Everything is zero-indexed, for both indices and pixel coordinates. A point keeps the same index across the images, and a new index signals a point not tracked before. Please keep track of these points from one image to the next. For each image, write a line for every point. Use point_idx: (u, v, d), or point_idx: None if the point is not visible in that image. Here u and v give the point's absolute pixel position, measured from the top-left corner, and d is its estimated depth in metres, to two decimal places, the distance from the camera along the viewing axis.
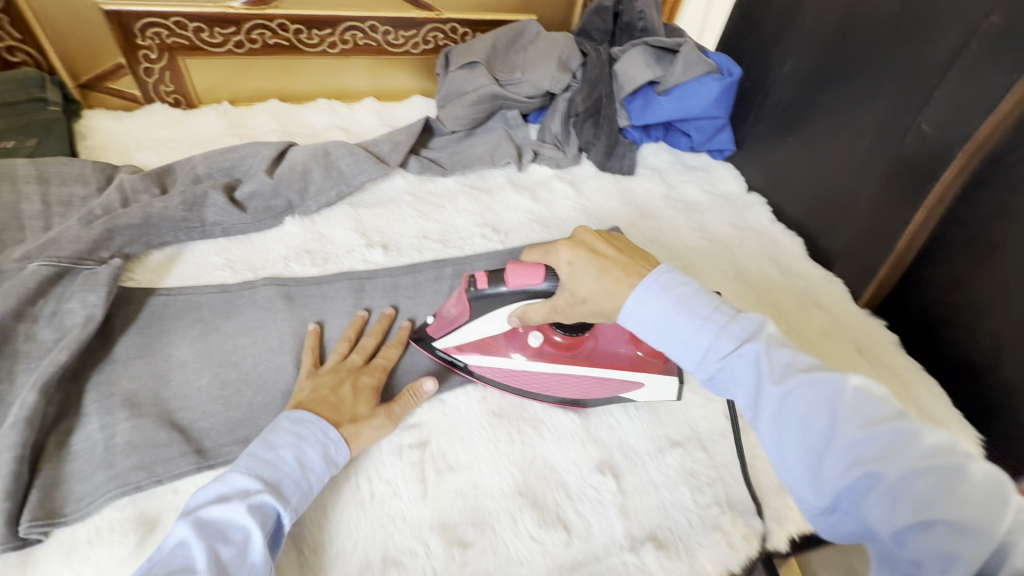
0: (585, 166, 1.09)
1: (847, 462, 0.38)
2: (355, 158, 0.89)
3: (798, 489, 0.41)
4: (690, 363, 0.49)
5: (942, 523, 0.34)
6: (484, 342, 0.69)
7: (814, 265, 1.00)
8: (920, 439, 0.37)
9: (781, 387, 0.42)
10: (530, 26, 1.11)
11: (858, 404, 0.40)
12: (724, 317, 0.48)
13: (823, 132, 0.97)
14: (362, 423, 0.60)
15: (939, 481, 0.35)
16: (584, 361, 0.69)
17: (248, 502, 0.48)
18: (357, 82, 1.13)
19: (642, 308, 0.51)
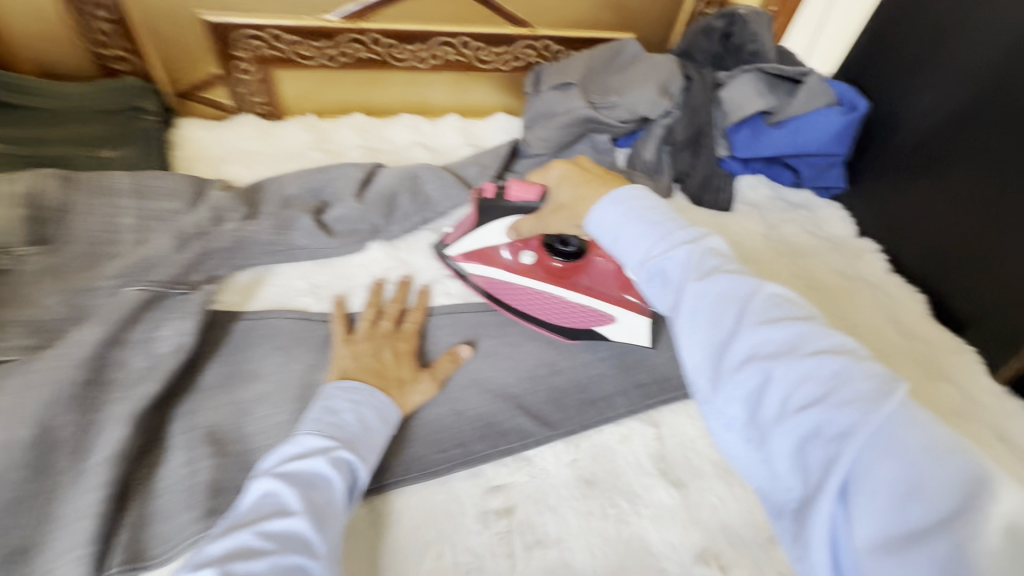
0: (678, 198, 1.01)
1: (747, 358, 0.42)
2: (443, 183, 0.85)
3: (699, 385, 0.45)
4: (634, 262, 0.53)
5: (825, 417, 0.37)
6: (486, 252, 0.75)
7: (940, 328, 0.88)
8: (817, 340, 0.41)
9: (700, 283, 0.47)
10: (629, 46, 1.04)
11: (768, 306, 0.44)
12: (670, 225, 0.53)
13: (963, 180, 0.87)
14: (407, 389, 0.63)
15: (827, 375, 0.39)
16: (569, 287, 0.73)
17: (329, 457, 0.50)
18: (440, 98, 1.10)
19: (603, 213, 0.56)
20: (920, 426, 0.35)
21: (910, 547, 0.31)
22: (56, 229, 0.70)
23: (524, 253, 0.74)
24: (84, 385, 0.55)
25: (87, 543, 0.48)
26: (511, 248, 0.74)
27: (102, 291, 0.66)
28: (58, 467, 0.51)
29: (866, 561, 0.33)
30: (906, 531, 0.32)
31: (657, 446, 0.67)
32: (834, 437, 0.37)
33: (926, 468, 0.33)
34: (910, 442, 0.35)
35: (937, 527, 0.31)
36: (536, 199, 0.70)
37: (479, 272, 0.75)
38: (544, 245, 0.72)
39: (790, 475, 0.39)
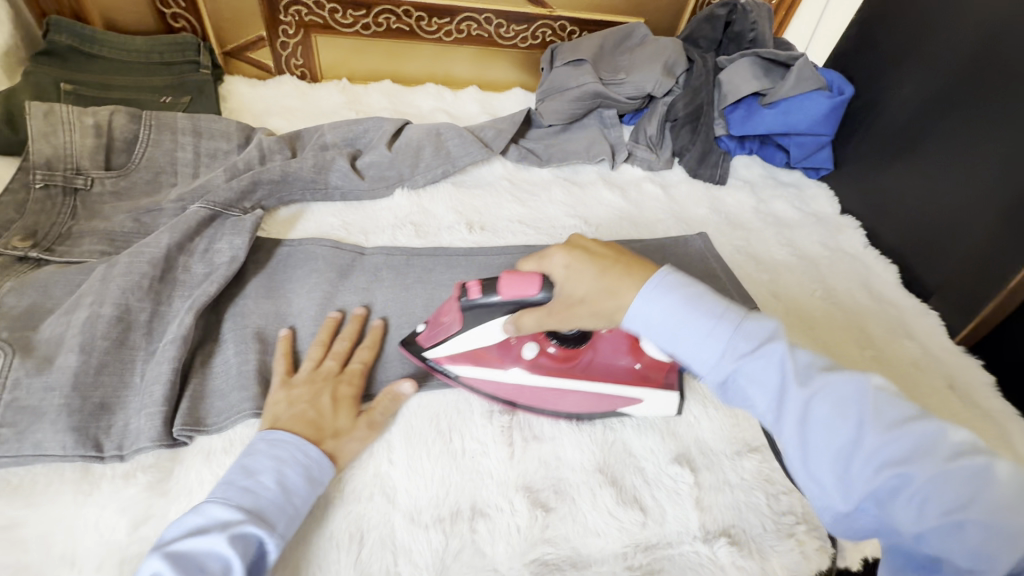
0: (676, 171, 1.10)
1: (879, 465, 0.40)
2: (464, 141, 0.94)
3: (823, 495, 0.43)
4: (707, 363, 0.48)
5: (975, 525, 0.36)
6: (476, 353, 0.66)
7: (908, 295, 0.97)
8: (946, 439, 0.39)
9: (806, 389, 0.44)
10: (638, 29, 1.13)
11: (881, 404, 0.42)
12: (736, 315, 0.48)
13: (936, 162, 0.95)
14: (342, 438, 0.58)
15: (967, 480, 0.37)
16: (580, 374, 0.67)
17: (230, 532, 0.46)
18: (462, 71, 1.19)
19: (649, 308, 0.50)
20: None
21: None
22: (125, 157, 0.79)
23: (524, 349, 0.66)
24: (155, 280, 0.65)
25: (158, 402, 0.57)
26: (509, 344, 0.66)
27: (165, 211, 0.75)
28: (134, 343, 0.61)
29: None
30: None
31: None
32: (987, 543, 0.35)
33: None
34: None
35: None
36: (537, 291, 0.57)
37: (475, 377, 0.66)
38: (543, 335, 0.65)
39: (938, 574, 0.38)
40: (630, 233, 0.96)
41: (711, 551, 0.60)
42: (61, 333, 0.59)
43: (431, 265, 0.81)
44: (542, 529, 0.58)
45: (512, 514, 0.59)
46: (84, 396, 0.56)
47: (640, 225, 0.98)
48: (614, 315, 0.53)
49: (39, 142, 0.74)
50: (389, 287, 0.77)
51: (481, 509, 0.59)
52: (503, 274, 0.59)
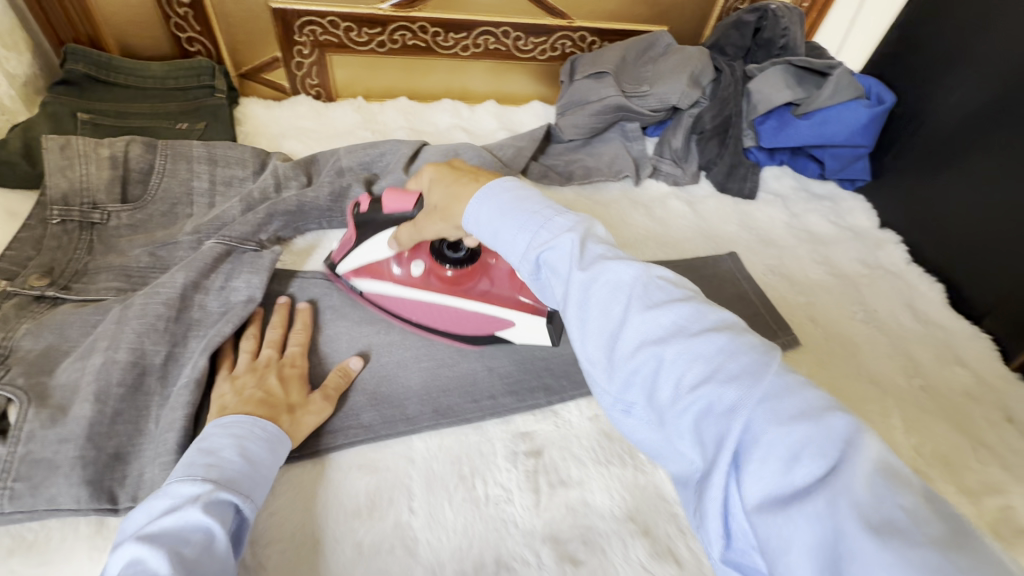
0: (703, 185, 1.05)
1: (639, 342, 0.38)
2: (483, 161, 0.91)
3: (597, 377, 0.41)
4: (514, 257, 0.47)
5: (717, 395, 0.34)
6: (373, 267, 0.73)
7: (957, 316, 0.91)
8: (702, 318, 0.38)
9: (584, 271, 0.42)
10: (662, 38, 1.08)
11: (654, 288, 0.40)
12: (547, 213, 0.47)
13: (990, 174, 0.88)
14: (300, 412, 0.60)
15: (715, 354, 0.36)
16: (464, 295, 0.71)
17: (205, 500, 0.44)
18: (479, 85, 1.16)
19: (481, 207, 0.50)
20: (803, 390, 0.33)
21: (808, 517, 0.28)
22: (141, 189, 0.78)
23: (414, 265, 0.71)
24: (170, 321, 0.63)
25: (173, 451, 0.56)
26: (399, 262, 0.72)
27: (180, 244, 0.74)
28: (149, 389, 0.59)
29: (773, 542, 0.29)
30: (778, 486, 0.30)
31: None
32: (724, 413, 0.34)
33: (812, 433, 0.31)
34: (792, 408, 0.32)
35: (810, 490, 0.29)
36: (412, 208, 0.62)
37: (370, 288, 0.74)
38: (430, 253, 0.70)
39: (691, 453, 0.36)
40: (657, 254, 0.92)
41: None
42: (76, 379, 0.58)
43: None
44: None
45: (539, 568, 0.56)
46: (99, 446, 0.55)
47: (667, 245, 0.94)
48: (459, 219, 0.53)
49: (56, 176, 0.73)
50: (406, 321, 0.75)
51: (506, 563, 0.56)
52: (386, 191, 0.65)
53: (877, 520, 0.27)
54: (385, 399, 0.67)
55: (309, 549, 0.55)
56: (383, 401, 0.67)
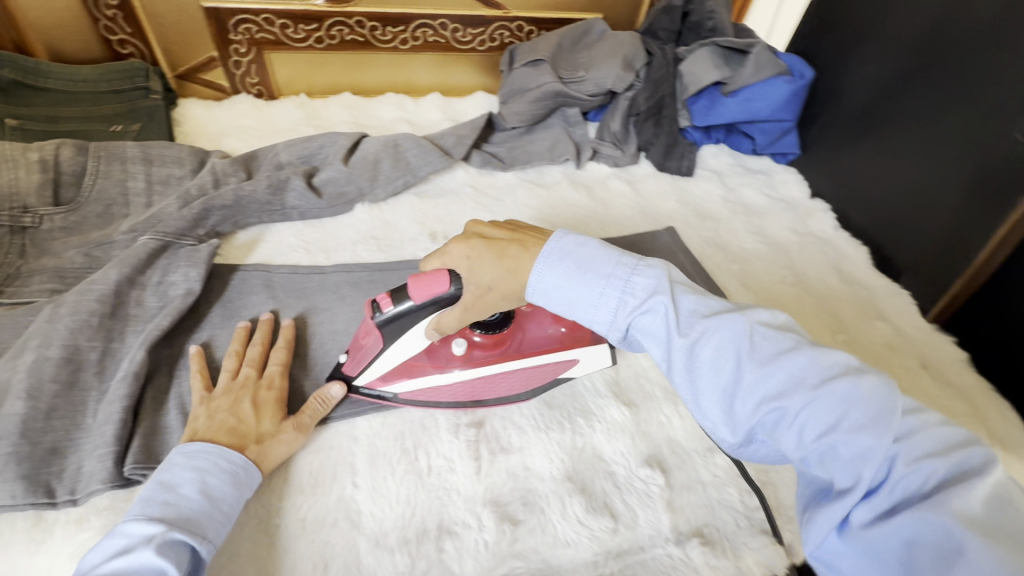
0: (643, 165, 1.09)
1: (759, 400, 0.44)
2: (423, 150, 0.94)
3: (717, 430, 0.47)
4: (607, 322, 0.53)
5: (845, 443, 0.40)
6: (408, 365, 0.66)
7: (879, 276, 0.97)
8: (816, 367, 0.43)
9: (687, 338, 0.48)
10: (596, 25, 1.11)
11: (762, 342, 0.46)
12: (628, 272, 0.53)
13: (902, 140, 0.94)
14: (269, 441, 0.57)
15: (836, 402, 0.41)
16: (516, 353, 0.70)
17: (157, 543, 0.44)
18: (423, 78, 1.18)
19: (544, 280, 0.54)
20: (924, 434, 0.39)
21: (938, 544, 0.34)
22: (74, 191, 0.78)
23: (454, 345, 0.68)
24: (105, 317, 0.64)
25: (110, 443, 0.56)
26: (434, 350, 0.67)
27: (116, 243, 0.74)
28: (86, 384, 0.60)
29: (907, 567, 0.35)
30: (910, 514, 0.36)
31: (613, 375, 0.75)
32: (851, 458, 0.39)
33: (942, 467, 0.37)
34: (918, 449, 0.38)
35: (931, 516, 0.35)
36: (447, 288, 0.56)
37: (412, 389, 0.67)
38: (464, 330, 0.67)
39: (820, 485, 0.42)
40: (597, 232, 0.95)
41: (683, 553, 0.60)
42: (8, 378, 0.58)
43: (395, 280, 0.81)
44: (510, 543, 0.57)
45: (480, 530, 0.58)
46: (34, 442, 0.55)
47: (607, 223, 0.97)
48: (522, 291, 0.56)
49: None
50: (349, 308, 0.76)
51: (448, 527, 0.58)
52: (411, 279, 0.58)
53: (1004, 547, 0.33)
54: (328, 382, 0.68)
55: (253, 528, 0.56)
56: (327, 384, 0.68)
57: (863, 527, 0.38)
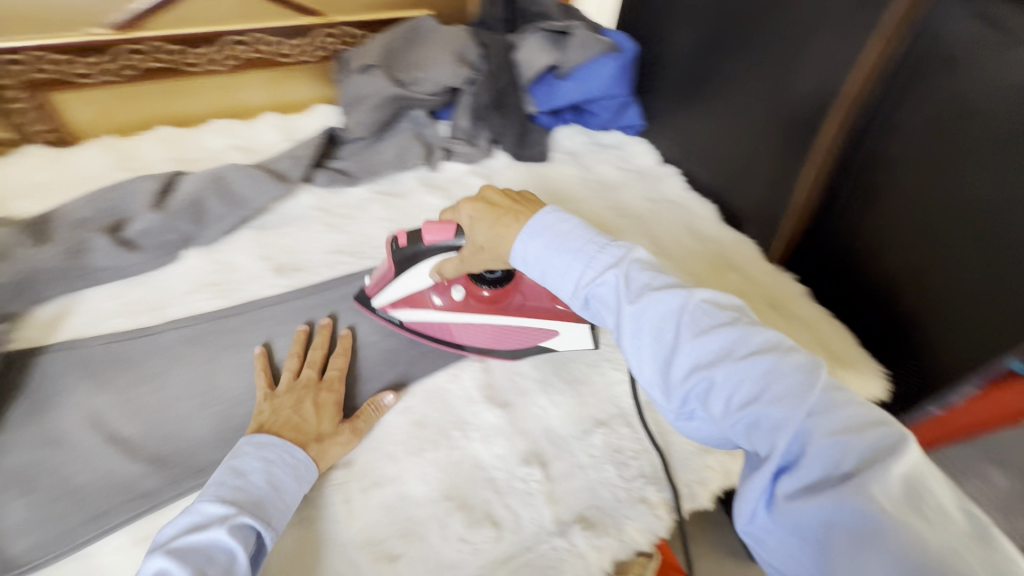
0: (500, 157, 1.09)
1: (690, 368, 0.44)
2: (253, 179, 0.87)
3: (655, 398, 0.47)
4: (565, 291, 0.53)
5: (766, 414, 0.40)
6: (413, 297, 0.74)
7: (726, 228, 1.03)
8: (748, 341, 0.43)
9: (634, 305, 0.47)
10: (424, 22, 1.08)
11: (700, 313, 0.46)
12: (594, 246, 0.52)
13: (720, 99, 0.99)
14: (327, 441, 0.61)
15: (760, 375, 0.41)
16: (509, 313, 0.73)
17: (228, 524, 0.47)
18: (254, 98, 1.08)
19: (527, 246, 0.54)
20: (845, 411, 0.39)
21: (849, 528, 0.34)
22: None
23: (453, 291, 0.72)
24: None
25: None
26: (437, 290, 0.73)
27: None
28: None
29: (820, 544, 0.36)
30: (828, 495, 0.36)
31: (486, 378, 0.75)
32: (772, 430, 0.40)
33: (854, 447, 0.37)
34: (831, 426, 0.38)
35: (848, 499, 0.35)
36: (453, 237, 0.64)
37: (414, 317, 0.75)
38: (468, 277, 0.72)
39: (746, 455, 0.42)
40: None
41: (568, 542, 0.60)
42: None
43: (240, 325, 0.75)
44: None
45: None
46: None
47: None
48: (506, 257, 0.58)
49: None
50: (186, 371, 0.69)
51: None
52: (425, 223, 0.65)
53: (917, 534, 0.33)
54: (166, 457, 0.61)
55: None
56: (166, 459, 0.61)
57: (782, 501, 0.38)
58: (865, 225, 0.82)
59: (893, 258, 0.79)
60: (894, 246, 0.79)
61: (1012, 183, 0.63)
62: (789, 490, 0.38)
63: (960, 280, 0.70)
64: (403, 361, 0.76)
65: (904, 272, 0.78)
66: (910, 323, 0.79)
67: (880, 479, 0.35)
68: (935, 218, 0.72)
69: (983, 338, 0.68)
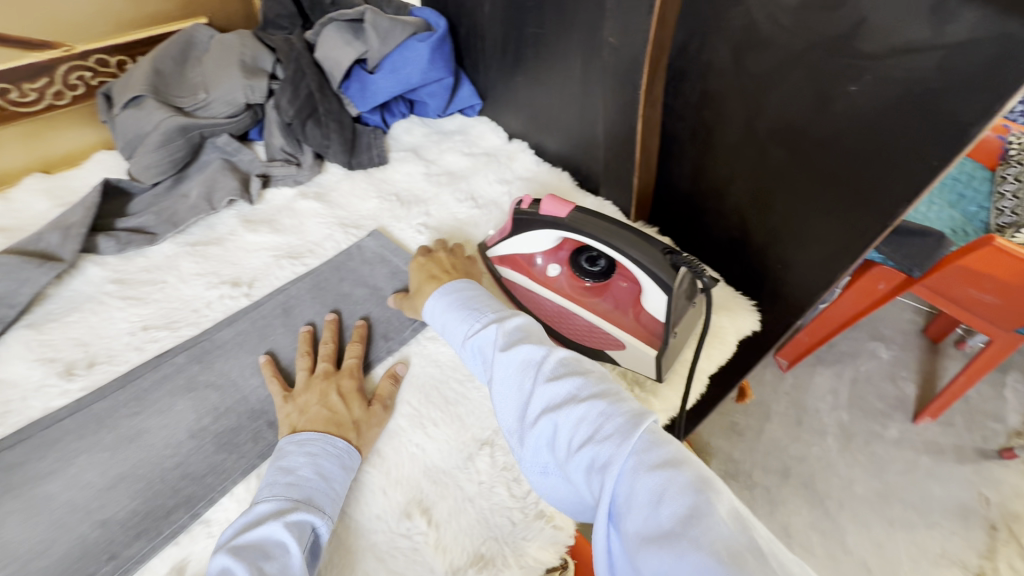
0: (333, 170, 0.97)
1: (542, 414, 0.50)
2: (6, 270, 0.71)
3: (519, 450, 0.52)
4: (455, 341, 0.62)
5: (596, 452, 0.45)
6: (516, 259, 0.78)
7: (585, 195, 0.99)
8: (586, 390, 0.50)
9: (504, 351, 0.56)
10: (199, 33, 0.96)
11: (555, 364, 0.53)
12: (484, 310, 0.63)
13: (540, 65, 0.93)
14: (363, 427, 0.64)
15: (595, 422, 0.47)
16: (593, 310, 0.73)
17: (284, 519, 0.52)
18: (7, 160, 0.90)
19: (433, 303, 0.67)
20: (665, 451, 0.44)
21: (671, 553, 0.37)
22: None
23: (551, 265, 0.76)
24: None
25: None
26: (542, 257, 0.77)
27: None
28: None
29: (642, 572, 0.38)
30: (655, 537, 0.38)
31: None
32: (603, 470, 0.44)
33: (671, 486, 0.40)
34: (652, 465, 0.42)
35: (681, 544, 0.37)
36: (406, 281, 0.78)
37: (512, 279, 0.78)
38: (571, 262, 0.76)
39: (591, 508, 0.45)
40: (293, 270, 0.82)
41: None
42: None
43: (24, 457, 0.61)
44: None
45: None
46: None
47: (301, 254, 0.84)
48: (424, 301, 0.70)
49: None
50: None
51: None
52: (548, 198, 0.71)
53: (751, 575, 0.34)
54: None
55: None
56: None
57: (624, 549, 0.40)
58: (701, 167, 0.82)
59: (739, 195, 0.79)
60: (737, 181, 0.77)
61: (814, 102, 0.63)
62: (627, 535, 0.40)
63: (796, 200, 0.71)
64: (247, 440, 0.64)
65: (750, 208, 0.78)
66: (764, 253, 0.81)
67: (713, 519, 0.37)
68: (760, 151, 0.72)
69: (834, 250, 0.71)
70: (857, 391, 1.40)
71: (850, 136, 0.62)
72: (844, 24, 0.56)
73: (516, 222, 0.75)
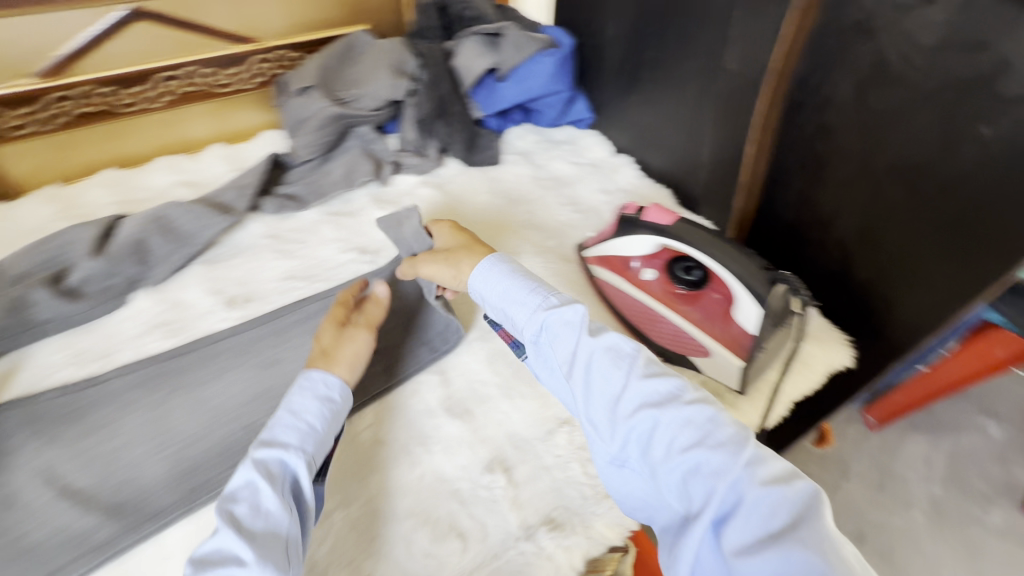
0: (452, 165, 1.08)
1: (637, 408, 0.53)
2: (194, 215, 0.88)
3: (604, 441, 0.55)
4: (525, 320, 0.64)
5: (703, 458, 0.49)
6: (612, 261, 0.83)
7: (683, 211, 1.01)
8: (686, 395, 0.53)
9: (597, 338, 0.58)
10: (359, 37, 1.11)
11: (650, 365, 0.56)
12: (547, 288, 0.65)
13: (655, 86, 0.99)
14: (331, 349, 0.68)
15: (697, 427, 0.50)
16: (683, 316, 0.76)
17: (250, 461, 0.57)
18: (198, 130, 1.10)
19: (474, 279, 0.70)
20: (774, 464, 0.47)
21: (779, 555, 0.42)
22: None
23: (647, 270, 0.81)
24: None
25: None
26: (638, 261, 0.82)
27: None
28: None
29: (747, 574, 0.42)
30: (763, 543, 0.43)
31: (445, 389, 0.75)
32: (711, 474, 0.48)
33: (783, 498, 0.45)
34: (762, 476, 0.46)
35: (790, 550, 0.42)
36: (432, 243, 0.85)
37: (605, 279, 0.83)
38: (667, 268, 0.80)
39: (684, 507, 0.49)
40: None
41: (536, 545, 0.61)
42: None
43: (192, 364, 0.74)
44: None
45: None
46: None
47: None
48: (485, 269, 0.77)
49: None
50: (141, 414, 0.69)
51: None
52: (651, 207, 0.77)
53: None
54: (122, 504, 0.62)
55: None
56: (122, 506, 0.62)
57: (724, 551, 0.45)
58: (807, 198, 0.82)
59: (845, 228, 0.78)
60: (845, 215, 0.77)
61: (942, 143, 0.63)
62: (729, 538, 0.45)
63: (908, 242, 0.71)
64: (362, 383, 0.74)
65: (856, 242, 0.78)
66: (866, 291, 0.80)
67: (820, 525, 0.43)
68: (875, 186, 0.72)
69: (947, 295, 0.69)
70: (955, 461, 1.29)
71: (981, 183, 0.61)
72: (982, 67, 0.57)
73: (620, 224, 0.81)
